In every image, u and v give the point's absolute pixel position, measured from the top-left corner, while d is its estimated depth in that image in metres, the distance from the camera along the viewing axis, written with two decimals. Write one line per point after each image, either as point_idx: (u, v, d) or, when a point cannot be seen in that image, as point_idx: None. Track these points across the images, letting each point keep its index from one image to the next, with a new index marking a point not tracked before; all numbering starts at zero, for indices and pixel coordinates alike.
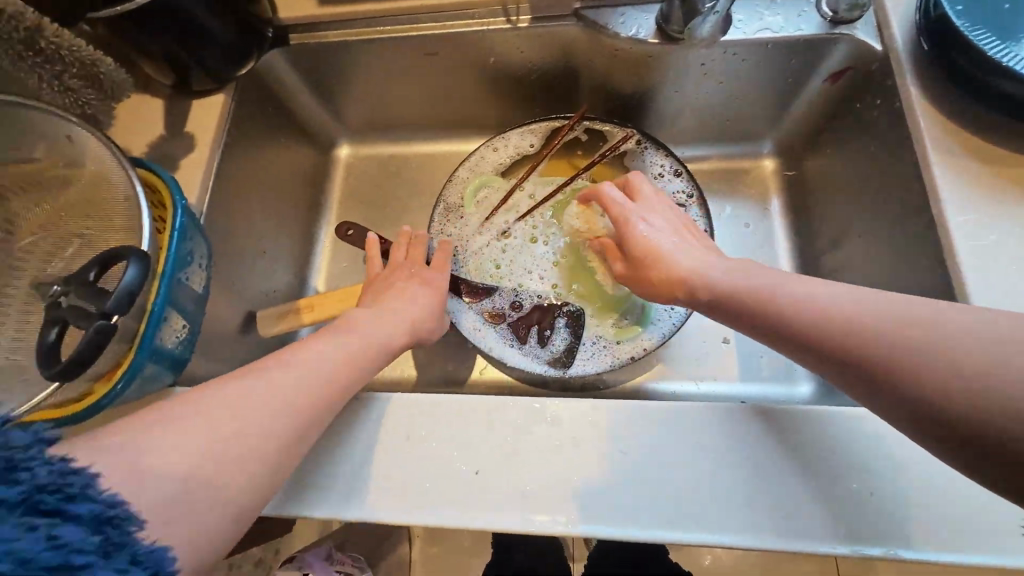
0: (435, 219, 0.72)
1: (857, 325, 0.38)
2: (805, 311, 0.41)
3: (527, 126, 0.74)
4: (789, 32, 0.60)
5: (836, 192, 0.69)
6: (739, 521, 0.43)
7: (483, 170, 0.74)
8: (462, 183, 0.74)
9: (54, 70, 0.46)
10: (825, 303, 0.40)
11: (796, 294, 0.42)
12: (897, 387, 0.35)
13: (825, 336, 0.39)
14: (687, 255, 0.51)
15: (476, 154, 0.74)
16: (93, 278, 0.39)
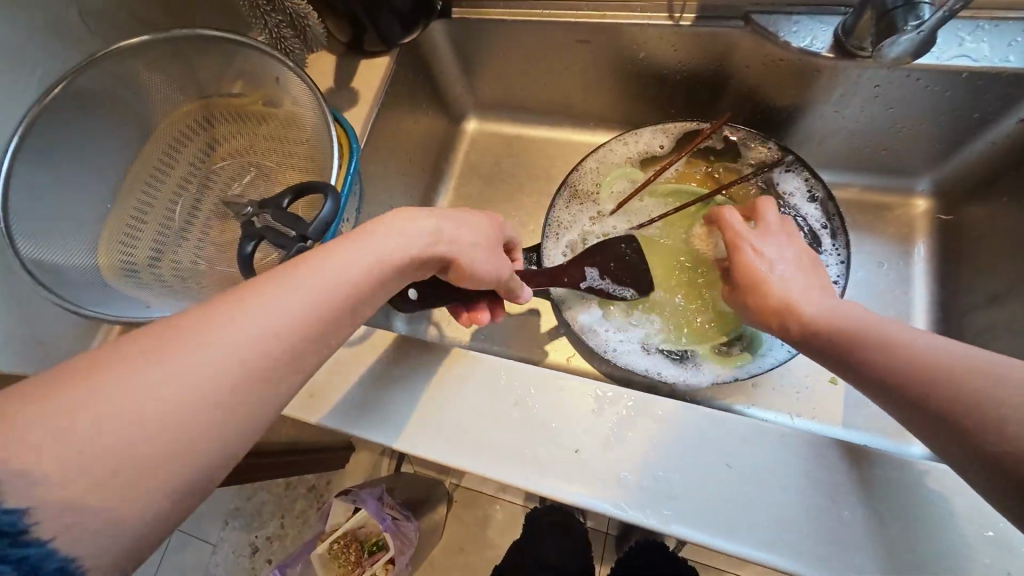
0: (557, 203, 0.74)
1: (961, 373, 0.36)
2: (893, 352, 0.40)
3: (661, 125, 0.72)
4: (992, 63, 0.55)
5: (1003, 246, 0.63)
6: (841, 562, 0.41)
7: (611, 164, 0.75)
8: (588, 172, 0.75)
9: (276, 20, 0.53)
10: (921, 351, 0.39)
11: (899, 337, 0.41)
12: (985, 439, 0.34)
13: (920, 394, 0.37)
14: (793, 285, 0.48)
15: (606, 146, 0.74)
16: (286, 204, 0.44)
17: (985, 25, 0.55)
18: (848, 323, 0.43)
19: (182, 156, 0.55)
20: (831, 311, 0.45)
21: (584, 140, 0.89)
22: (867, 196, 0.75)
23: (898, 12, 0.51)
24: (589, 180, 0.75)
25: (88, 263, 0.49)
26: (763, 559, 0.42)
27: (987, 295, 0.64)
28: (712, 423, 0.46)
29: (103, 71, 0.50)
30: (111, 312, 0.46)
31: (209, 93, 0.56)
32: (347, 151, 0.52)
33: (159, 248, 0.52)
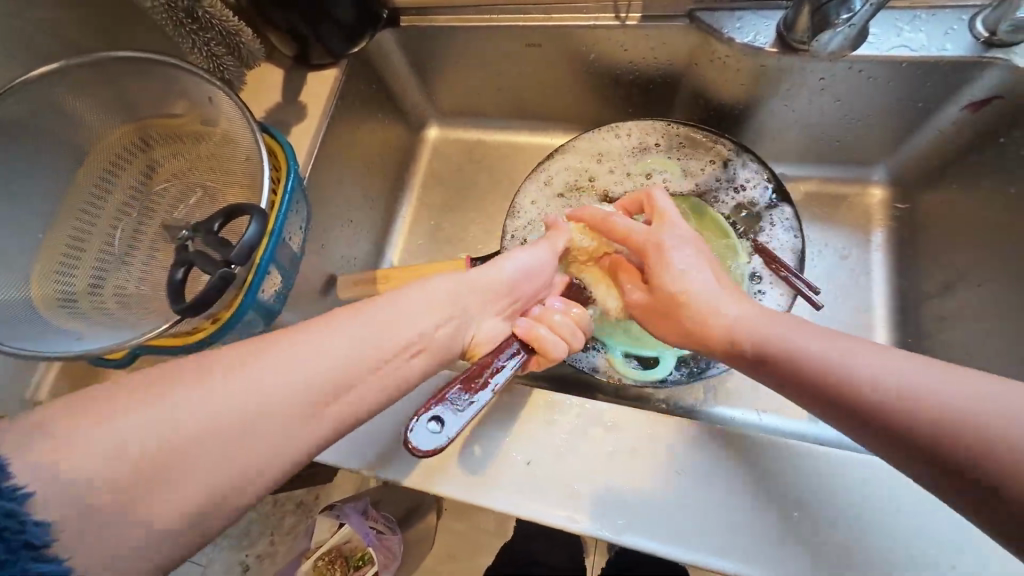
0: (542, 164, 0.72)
1: (887, 387, 0.35)
2: (806, 362, 0.39)
3: (660, 121, 0.70)
4: (930, 52, 0.55)
5: (955, 233, 0.63)
6: (795, 563, 0.41)
7: (602, 155, 0.72)
8: (574, 154, 0.73)
9: (206, 38, 0.52)
10: (831, 360, 0.38)
11: (798, 345, 0.40)
12: (912, 439, 0.34)
13: (866, 407, 0.35)
14: (702, 278, 0.46)
15: (599, 133, 0.72)
16: (218, 227, 0.43)
17: (922, 15, 0.56)
18: (757, 330, 0.42)
19: (121, 181, 0.54)
20: (751, 326, 0.43)
21: (546, 143, 0.88)
22: (826, 188, 0.74)
23: (831, 5, 0.52)
24: (582, 159, 0.72)
25: (22, 296, 0.48)
26: (717, 564, 0.41)
27: (942, 284, 0.64)
28: (663, 427, 0.46)
29: (26, 98, 0.49)
30: (43, 347, 0.45)
31: (144, 114, 0.55)
32: (285, 168, 0.52)
33: (98, 275, 0.51)
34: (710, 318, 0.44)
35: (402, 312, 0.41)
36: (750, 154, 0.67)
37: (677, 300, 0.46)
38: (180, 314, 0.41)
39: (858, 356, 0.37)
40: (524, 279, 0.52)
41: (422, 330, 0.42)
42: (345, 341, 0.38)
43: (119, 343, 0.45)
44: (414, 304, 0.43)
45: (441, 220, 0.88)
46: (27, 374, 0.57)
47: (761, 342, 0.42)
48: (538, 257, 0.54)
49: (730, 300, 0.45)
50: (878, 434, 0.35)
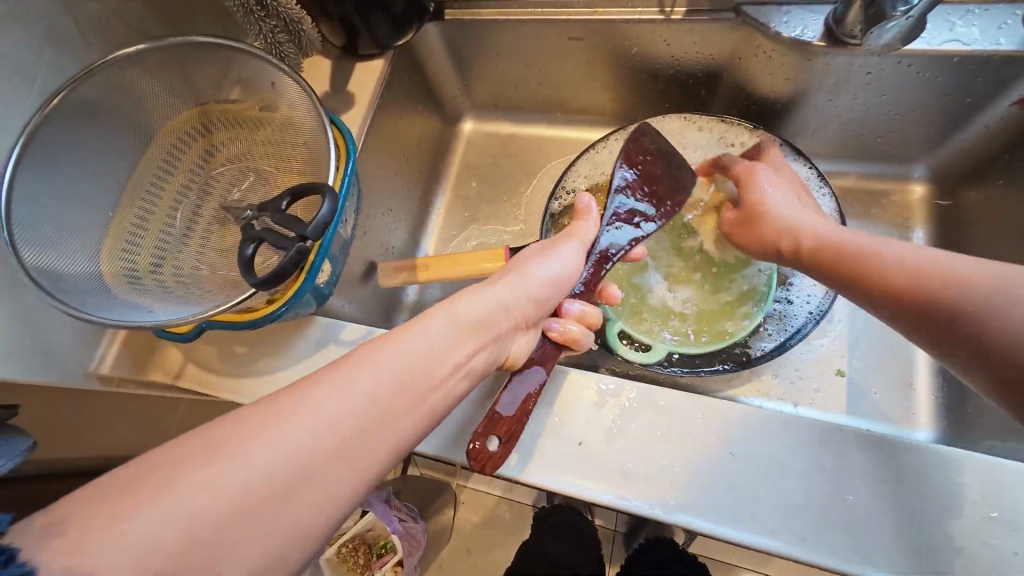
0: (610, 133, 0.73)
1: (902, 266, 0.44)
2: (882, 266, 0.45)
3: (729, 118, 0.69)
4: (983, 46, 0.55)
5: (1001, 230, 0.63)
6: (852, 549, 0.41)
7: (684, 143, 0.72)
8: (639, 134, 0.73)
9: (271, 26, 0.54)
10: (913, 262, 0.43)
11: (872, 243, 0.47)
12: (945, 307, 0.40)
13: (896, 283, 0.44)
14: (797, 213, 0.55)
15: (669, 119, 0.71)
16: (285, 206, 0.44)
17: (975, 9, 0.56)
18: (835, 238, 0.50)
19: (182, 163, 0.56)
20: (826, 232, 0.51)
21: (580, 137, 0.89)
22: (865, 184, 0.74)
23: None
24: None
25: (92, 270, 0.49)
26: (770, 546, 0.42)
27: None
28: (714, 412, 0.47)
29: (102, 81, 0.51)
30: (115, 318, 0.47)
31: (207, 99, 0.56)
32: (344, 154, 0.53)
33: (161, 254, 0.53)
34: (782, 223, 0.55)
35: (435, 338, 0.39)
36: (793, 150, 0.68)
37: (759, 217, 0.57)
38: (253, 288, 0.42)
39: (883, 245, 0.46)
40: (557, 288, 0.50)
41: (458, 360, 0.40)
42: (358, 380, 0.34)
43: (187, 317, 0.47)
44: (450, 337, 0.40)
45: (475, 212, 0.89)
46: (88, 350, 0.59)
47: (799, 231, 0.53)
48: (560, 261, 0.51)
49: (811, 216, 0.54)
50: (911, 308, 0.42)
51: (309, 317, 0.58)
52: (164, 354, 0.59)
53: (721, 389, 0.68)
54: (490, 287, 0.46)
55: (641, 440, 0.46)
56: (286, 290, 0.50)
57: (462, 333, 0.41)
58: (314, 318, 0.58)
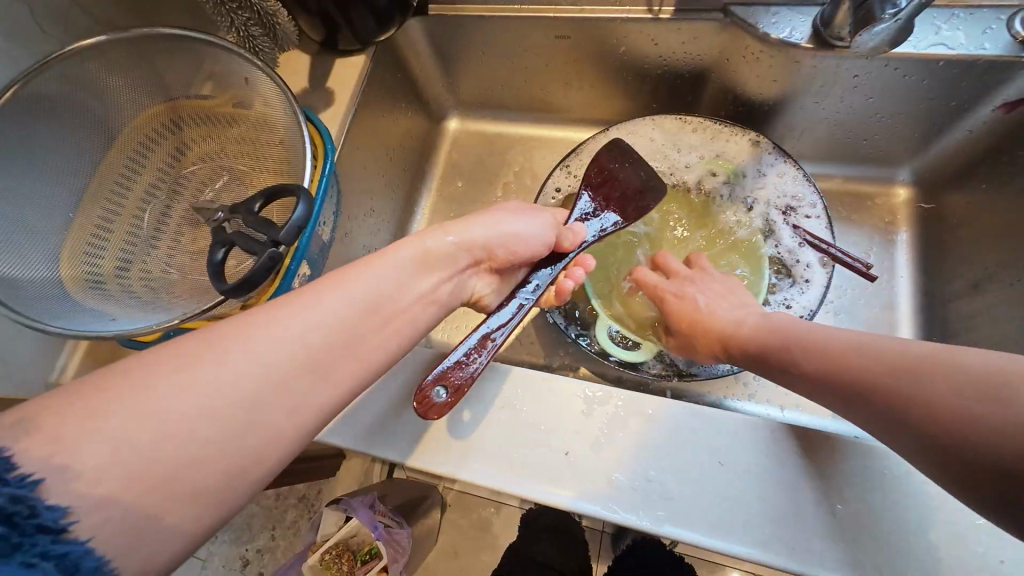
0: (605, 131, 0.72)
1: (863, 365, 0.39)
2: (823, 348, 0.43)
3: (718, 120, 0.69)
4: (968, 51, 0.55)
5: (981, 235, 0.63)
6: (844, 560, 0.40)
7: (682, 144, 0.70)
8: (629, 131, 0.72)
9: (243, 18, 0.51)
10: (841, 343, 0.42)
11: (831, 335, 0.43)
12: (885, 399, 0.37)
13: (826, 362, 0.42)
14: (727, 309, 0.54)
15: (660, 117, 0.71)
16: (258, 209, 0.42)
17: (961, 13, 0.56)
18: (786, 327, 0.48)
19: (149, 162, 0.53)
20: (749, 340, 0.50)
21: (567, 137, 0.88)
22: (850, 186, 0.75)
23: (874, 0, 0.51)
24: (639, 138, 0.72)
25: (51, 276, 0.47)
26: (760, 557, 0.41)
27: (969, 283, 0.64)
28: (702, 421, 0.46)
29: (59, 74, 0.48)
30: (76, 327, 0.44)
31: (176, 94, 0.54)
32: (322, 154, 0.51)
33: (126, 257, 0.50)
34: (718, 326, 0.53)
35: (385, 277, 0.40)
36: (780, 150, 0.67)
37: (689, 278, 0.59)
38: (222, 295, 0.40)
39: (870, 341, 0.41)
40: (505, 237, 0.50)
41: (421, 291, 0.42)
42: (342, 290, 0.37)
43: (153, 326, 0.44)
44: (390, 271, 0.40)
45: (460, 212, 0.88)
46: (49, 358, 0.56)
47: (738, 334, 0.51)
48: (530, 222, 0.51)
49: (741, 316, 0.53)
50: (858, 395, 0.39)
51: None
52: None
53: (708, 391, 0.68)
54: (464, 224, 0.48)
55: (629, 449, 0.45)
56: (260, 295, 0.48)
57: (423, 270, 0.43)
58: None
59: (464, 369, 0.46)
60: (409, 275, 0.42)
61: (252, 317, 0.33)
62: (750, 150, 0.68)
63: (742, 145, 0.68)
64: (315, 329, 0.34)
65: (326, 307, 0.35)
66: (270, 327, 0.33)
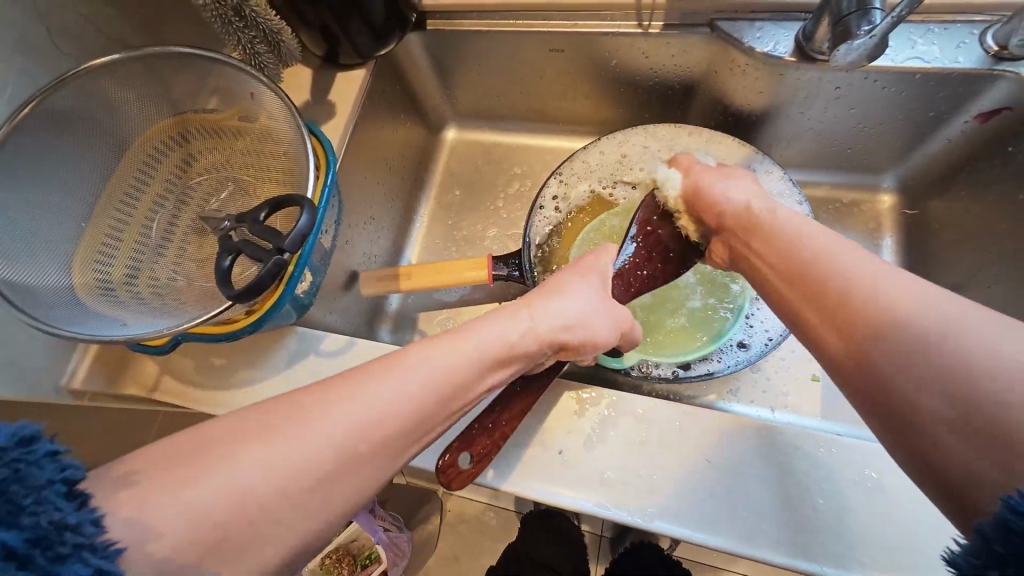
0: (596, 142, 0.75)
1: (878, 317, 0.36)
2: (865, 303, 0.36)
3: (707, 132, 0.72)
4: (943, 64, 0.57)
5: (961, 239, 0.65)
6: (827, 552, 0.42)
7: (676, 147, 0.73)
8: (619, 143, 0.75)
9: (250, 36, 0.53)
10: (896, 306, 0.35)
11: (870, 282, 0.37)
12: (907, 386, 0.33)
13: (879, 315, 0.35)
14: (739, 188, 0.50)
15: (650, 129, 0.74)
16: (263, 218, 0.44)
17: (935, 28, 0.58)
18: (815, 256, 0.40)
19: (158, 173, 0.55)
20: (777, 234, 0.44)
21: (562, 146, 0.90)
22: (837, 193, 0.77)
23: (853, 17, 0.53)
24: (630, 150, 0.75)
25: (63, 283, 0.48)
26: (747, 552, 0.42)
27: (952, 286, 0.66)
28: (690, 419, 0.48)
29: (75, 91, 0.50)
30: (87, 332, 0.46)
31: (184, 108, 0.56)
32: (324, 164, 0.53)
33: (135, 265, 0.52)
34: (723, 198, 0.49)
35: (480, 358, 0.41)
36: (766, 158, 0.70)
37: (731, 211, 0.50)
38: (229, 301, 0.42)
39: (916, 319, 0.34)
40: (571, 326, 0.47)
41: (489, 374, 0.42)
42: (420, 382, 0.37)
43: (162, 331, 0.46)
44: (471, 359, 0.40)
45: (458, 220, 0.90)
46: (60, 363, 0.58)
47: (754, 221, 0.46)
48: (595, 314, 0.48)
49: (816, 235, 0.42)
50: (865, 348, 0.36)
51: (289, 327, 0.57)
52: (139, 365, 0.58)
53: (699, 394, 0.69)
54: (542, 304, 0.47)
55: (620, 448, 0.47)
56: (264, 301, 0.50)
57: (497, 364, 0.42)
58: (294, 327, 0.57)
59: (489, 436, 0.46)
60: (487, 367, 0.41)
61: (329, 391, 0.35)
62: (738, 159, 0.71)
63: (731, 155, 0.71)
64: (393, 401, 0.36)
65: (404, 381, 0.37)
66: (341, 408, 0.34)
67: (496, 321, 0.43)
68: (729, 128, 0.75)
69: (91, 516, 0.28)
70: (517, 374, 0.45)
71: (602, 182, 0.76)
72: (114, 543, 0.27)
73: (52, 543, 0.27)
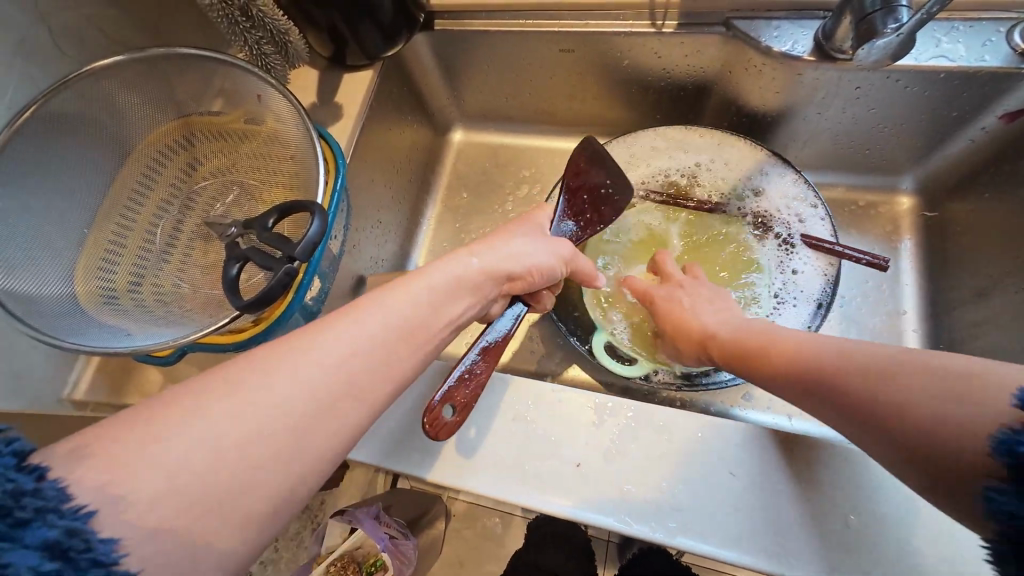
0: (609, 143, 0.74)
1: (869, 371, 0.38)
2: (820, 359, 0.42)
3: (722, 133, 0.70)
4: (968, 63, 0.56)
5: (984, 242, 0.64)
6: (858, 570, 0.40)
7: (688, 147, 0.71)
8: (633, 143, 0.73)
9: (256, 37, 0.52)
10: (842, 358, 0.40)
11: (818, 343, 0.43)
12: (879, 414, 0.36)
13: (835, 363, 0.40)
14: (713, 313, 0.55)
15: (664, 130, 0.72)
16: (271, 224, 0.43)
17: (960, 26, 0.57)
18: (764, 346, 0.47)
19: (162, 178, 0.54)
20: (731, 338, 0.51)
21: (571, 148, 0.89)
22: (854, 195, 0.75)
23: (877, 14, 0.51)
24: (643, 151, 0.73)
25: (65, 292, 0.47)
26: (775, 570, 0.41)
27: (975, 290, 0.64)
28: (711, 431, 0.46)
29: (77, 94, 0.49)
30: (90, 342, 0.45)
31: (189, 111, 0.55)
32: (333, 168, 0.52)
33: (139, 272, 0.50)
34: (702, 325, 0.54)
35: (438, 295, 0.40)
36: (782, 159, 0.68)
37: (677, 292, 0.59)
38: (237, 310, 0.40)
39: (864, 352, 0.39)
40: (523, 264, 0.47)
41: (452, 315, 0.41)
42: (380, 320, 0.36)
43: (167, 341, 0.44)
44: (433, 285, 0.40)
45: (465, 223, 0.88)
46: (62, 372, 0.56)
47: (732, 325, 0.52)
48: (540, 248, 0.49)
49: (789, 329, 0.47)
50: (836, 397, 0.40)
51: None
52: (144, 374, 0.57)
53: (715, 401, 0.68)
54: (498, 246, 0.46)
55: (641, 461, 0.45)
56: (273, 310, 0.48)
57: (462, 290, 0.42)
58: None
59: (468, 385, 0.46)
60: (448, 302, 0.41)
61: (295, 338, 0.33)
62: (754, 161, 0.69)
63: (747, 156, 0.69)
64: (343, 358, 0.33)
65: (363, 327, 0.35)
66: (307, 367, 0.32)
67: (449, 265, 0.42)
68: (743, 129, 0.74)
69: (50, 485, 0.26)
70: (472, 312, 0.45)
71: None
72: (80, 507, 0.25)
73: (23, 527, 0.25)
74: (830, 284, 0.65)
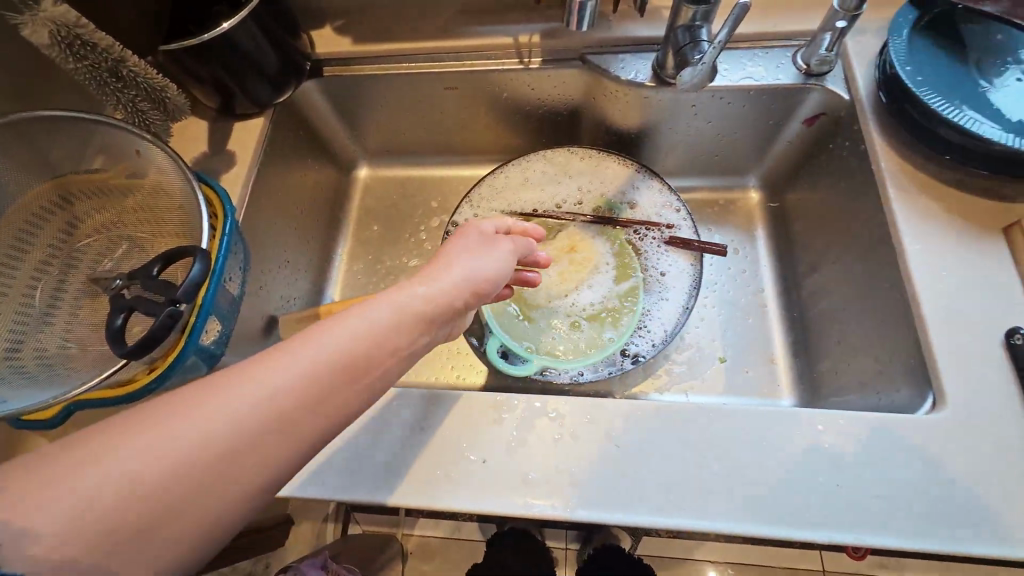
0: (503, 166, 0.81)
1: None
2: None
3: (597, 154, 0.80)
4: (769, 81, 0.69)
5: (811, 224, 0.76)
6: (723, 510, 0.47)
7: (570, 173, 0.80)
8: (523, 166, 0.81)
9: (131, 95, 0.53)
10: None
11: None
12: None
13: None
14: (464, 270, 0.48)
15: (549, 152, 0.80)
16: (157, 272, 0.44)
17: (759, 53, 0.70)
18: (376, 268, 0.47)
19: (39, 239, 0.53)
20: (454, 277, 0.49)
21: (471, 175, 0.95)
22: (713, 195, 0.87)
23: (687, 49, 0.63)
24: (533, 173, 0.81)
25: None
26: (656, 522, 0.47)
27: (811, 264, 0.76)
28: (598, 411, 0.52)
29: None
30: None
31: (64, 171, 0.54)
32: (220, 213, 0.53)
33: (19, 336, 0.48)
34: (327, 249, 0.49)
35: (361, 330, 0.39)
36: (648, 171, 0.78)
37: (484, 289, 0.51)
38: (123, 358, 0.41)
39: None
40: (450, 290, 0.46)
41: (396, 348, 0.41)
42: (307, 357, 0.37)
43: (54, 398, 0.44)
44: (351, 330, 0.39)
45: (379, 254, 0.91)
46: None
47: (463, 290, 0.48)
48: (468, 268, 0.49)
49: None
50: None
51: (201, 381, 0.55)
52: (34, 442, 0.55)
53: (621, 389, 0.74)
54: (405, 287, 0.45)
55: (539, 447, 0.50)
56: (165, 356, 0.49)
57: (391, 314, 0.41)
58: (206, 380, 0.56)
59: None
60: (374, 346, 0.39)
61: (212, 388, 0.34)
62: (626, 172, 0.79)
63: (621, 171, 0.79)
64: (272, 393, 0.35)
65: (287, 368, 0.36)
66: (256, 381, 0.35)
67: (394, 313, 0.41)
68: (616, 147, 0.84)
69: None
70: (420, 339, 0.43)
71: (510, 203, 0.80)
72: None
73: None
74: (694, 277, 0.74)
